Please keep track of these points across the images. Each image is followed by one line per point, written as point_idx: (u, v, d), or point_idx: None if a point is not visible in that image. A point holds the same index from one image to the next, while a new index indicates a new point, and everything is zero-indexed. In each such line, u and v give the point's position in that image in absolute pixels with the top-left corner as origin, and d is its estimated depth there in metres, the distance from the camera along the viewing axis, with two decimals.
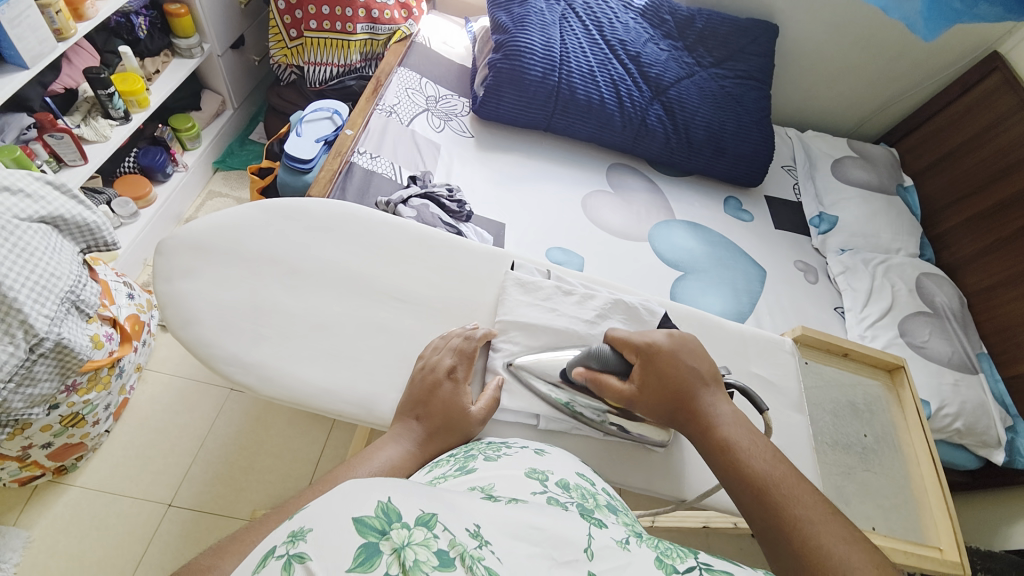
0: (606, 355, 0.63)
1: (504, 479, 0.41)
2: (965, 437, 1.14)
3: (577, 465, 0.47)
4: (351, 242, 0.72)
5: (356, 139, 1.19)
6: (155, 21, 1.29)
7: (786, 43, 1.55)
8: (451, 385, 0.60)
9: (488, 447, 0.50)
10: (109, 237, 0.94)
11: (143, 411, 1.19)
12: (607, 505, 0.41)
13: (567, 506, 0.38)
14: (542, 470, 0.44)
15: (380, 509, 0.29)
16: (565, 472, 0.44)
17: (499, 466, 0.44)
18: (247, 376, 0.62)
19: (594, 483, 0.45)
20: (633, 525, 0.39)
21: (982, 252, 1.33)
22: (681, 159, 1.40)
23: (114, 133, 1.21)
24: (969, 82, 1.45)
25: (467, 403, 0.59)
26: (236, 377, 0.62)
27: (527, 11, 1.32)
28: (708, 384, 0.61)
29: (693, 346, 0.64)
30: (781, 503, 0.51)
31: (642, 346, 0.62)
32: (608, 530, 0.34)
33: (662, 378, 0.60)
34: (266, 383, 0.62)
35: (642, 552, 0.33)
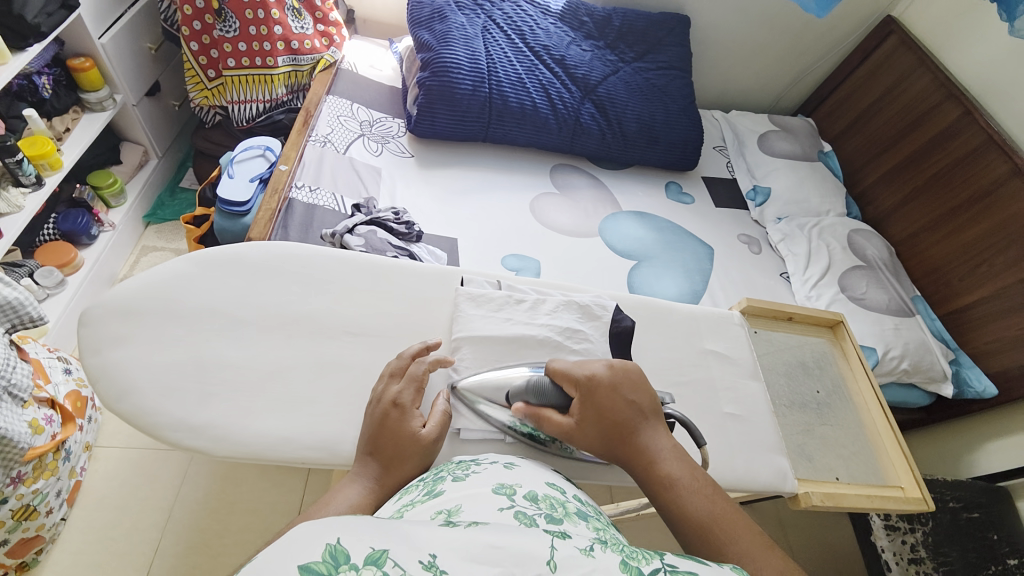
0: (545, 387, 0.63)
1: (471, 498, 0.41)
2: (913, 376, 1.22)
3: (546, 475, 0.48)
4: (296, 281, 0.71)
5: (293, 173, 1.16)
6: (59, 78, 1.22)
7: (699, 31, 1.64)
8: (398, 414, 0.58)
9: (457, 466, 0.49)
10: (35, 312, 0.88)
11: (99, 491, 1.11)
12: (576, 512, 0.41)
13: (535, 519, 0.38)
14: (509, 484, 0.44)
15: (327, 553, 0.29)
16: (534, 484, 0.44)
17: (468, 485, 0.44)
18: (199, 438, 0.59)
19: (564, 491, 0.46)
20: (604, 530, 0.40)
21: (903, 202, 1.43)
22: (618, 152, 1.45)
23: (29, 201, 1.13)
24: (868, 48, 1.57)
25: (415, 426, 0.58)
26: (185, 442, 0.59)
27: (448, 27, 1.33)
28: (648, 418, 0.60)
29: (635, 375, 0.63)
30: (723, 543, 0.51)
31: (582, 380, 0.61)
32: (571, 539, 0.34)
33: (601, 412, 0.59)
34: (220, 443, 0.59)
35: (607, 557, 0.33)
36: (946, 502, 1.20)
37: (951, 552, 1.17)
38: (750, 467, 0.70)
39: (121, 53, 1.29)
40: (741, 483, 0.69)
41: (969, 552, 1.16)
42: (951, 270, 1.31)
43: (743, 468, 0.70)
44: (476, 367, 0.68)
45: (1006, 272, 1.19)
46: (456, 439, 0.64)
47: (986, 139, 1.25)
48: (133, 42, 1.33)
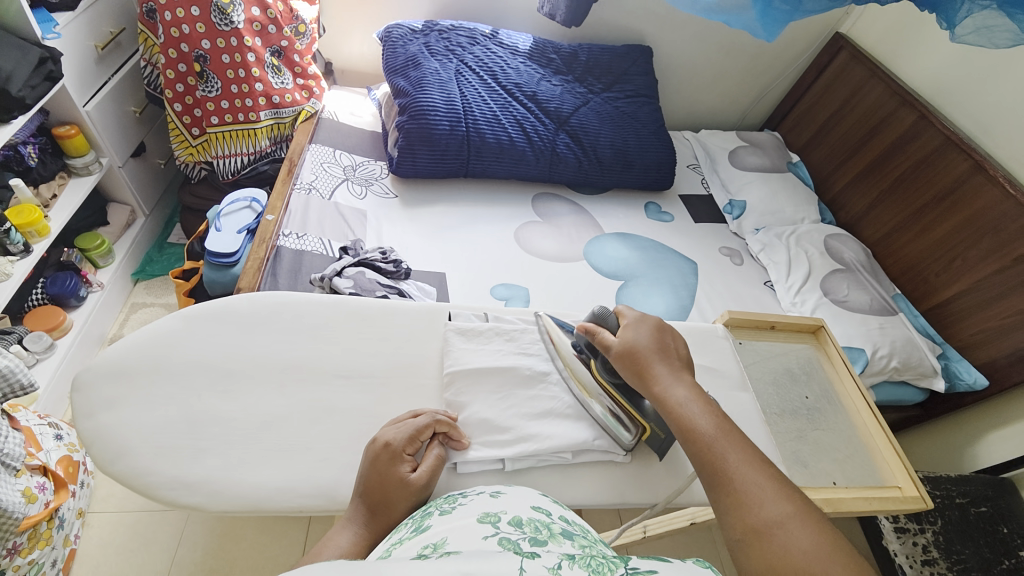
0: (607, 317, 0.71)
1: (455, 530, 0.42)
2: (904, 373, 1.24)
3: (533, 500, 0.48)
4: (286, 329, 0.72)
5: (279, 223, 1.18)
6: (45, 147, 1.24)
7: (662, 60, 1.72)
8: (387, 458, 0.57)
9: (445, 500, 0.50)
10: (25, 379, 0.88)
11: (95, 559, 1.07)
12: (560, 532, 0.42)
13: (519, 542, 0.39)
14: (495, 512, 0.45)
15: None
16: (519, 509, 0.45)
17: (454, 519, 0.44)
18: (194, 495, 0.59)
19: (550, 513, 0.46)
20: (590, 546, 0.41)
21: (872, 206, 1.49)
22: (596, 177, 1.50)
23: (17, 268, 1.13)
24: (822, 64, 1.67)
25: (404, 471, 0.57)
26: (180, 500, 0.58)
27: (423, 73, 1.38)
28: (679, 361, 0.67)
29: (674, 333, 0.71)
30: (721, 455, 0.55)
31: (637, 318, 0.70)
32: (541, 559, 0.35)
33: (643, 345, 0.66)
34: (216, 498, 0.59)
35: (574, 574, 0.34)
36: (954, 498, 1.20)
37: (964, 550, 1.18)
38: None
39: (105, 119, 1.33)
40: None
41: (983, 548, 1.18)
42: (926, 266, 1.35)
43: None
44: (470, 400, 0.69)
45: (981, 264, 1.23)
46: (453, 472, 0.64)
47: (943, 141, 1.31)
48: (118, 107, 1.37)
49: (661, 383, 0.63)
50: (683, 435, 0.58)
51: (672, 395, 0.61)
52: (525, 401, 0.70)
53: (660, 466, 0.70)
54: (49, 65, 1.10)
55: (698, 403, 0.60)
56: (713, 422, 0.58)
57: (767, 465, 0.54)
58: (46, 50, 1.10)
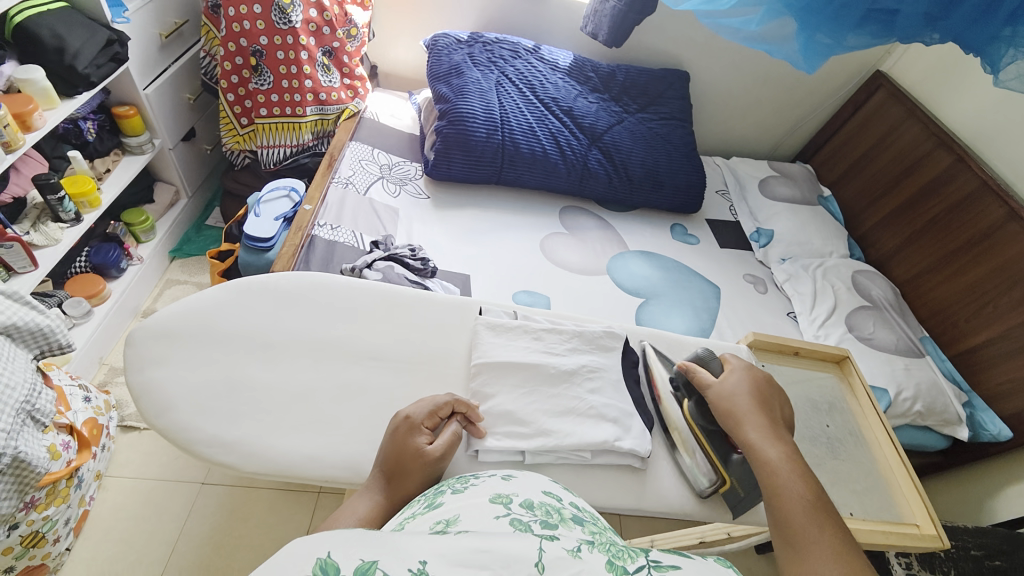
0: (709, 361, 0.74)
1: (469, 509, 0.43)
2: (927, 418, 1.21)
3: (543, 484, 0.49)
4: (321, 308, 0.74)
5: (316, 213, 1.22)
6: (103, 123, 1.32)
7: (699, 85, 1.74)
8: (405, 428, 0.60)
9: (456, 480, 0.51)
10: (63, 339, 0.92)
11: (107, 521, 1.10)
12: (571, 518, 0.44)
13: (530, 525, 0.40)
14: (506, 494, 0.46)
15: (318, 566, 0.32)
16: (530, 492, 0.46)
17: (467, 496, 0.46)
18: (230, 454, 0.61)
19: (561, 499, 0.47)
20: (599, 534, 0.43)
21: (904, 244, 1.47)
22: (625, 194, 1.52)
23: (66, 236, 1.19)
24: (859, 101, 1.67)
25: (421, 443, 0.59)
26: (216, 458, 0.61)
27: (464, 81, 1.43)
28: (777, 416, 0.67)
29: (776, 389, 0.71)
30: (800, 520, 0.54)
31: (742, 367, 0.72)
32: (560, 542, 0.37)
33: (746, 392, 0.68)
34: (248, 460, 0.61)
35: (594, 557, 0.36)
36: (970, 550, 1.15)
37: None
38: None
39: (161, 102, 1.40)
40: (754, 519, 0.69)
41: None
42: (958, 310, 1.32)
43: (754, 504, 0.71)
44: (494, 392, 0.70)
45: (1013, 312, 1.20)
46: (473, 460, 0.65)
47: (979, 185, 1.29)
48: (175, 93, 1.45)
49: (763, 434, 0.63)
50: (768, 490, 0.58)
51: (762, 448, 0.61)
52: (549, 398, 0.71)
53: (670, 477, 0.71)
54: (115, 47, 1.16)
55: (791, 465, 0.59)
56: (803, 487, 0.57)
57: (847, 545, 0.51)
58: (115, 32, 1.16)
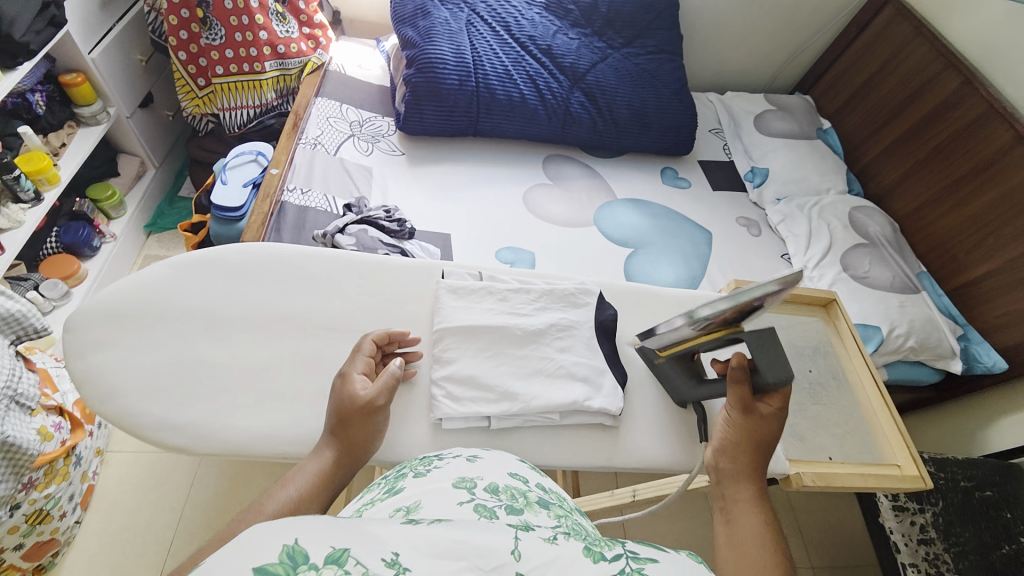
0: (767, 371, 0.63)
1: (430, 494, 0.43)
2: (920, 353, 1.19)
3: (510, 465, 0.49)
4: (276, 281, 0.71)
5: (283, 177, 1.16)
6: (53, 94, 1.23)
7: (689, 13, 1.61)
8: (338, 380, 0.60)
9: (419, 462, 0.50)
10: (39, 323, 0.89)
11: (112, 494, 1.13)
12: (537, 501, 0.44)
13: (495, 511, 0.40)
14: (470, 477, 0.45)
15: (285, 553, 0.30)
16: (495, 475, 0.46)
17: (427, 481, 0.45)
18: (181, 437, 0.60)
19: (527, 480, 0.48)
20: (564, 516, 0.43)
21: (905, 176, 1.40)
22: (611, 139, 1.44)
23: (29, 216, 1.15)
24: (864, 20, 1.54)
25: (355, 390, 0.59)
26: (167, 442, 0.60)
27: (432, 22, 1.32)
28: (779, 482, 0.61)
29: None
30: None
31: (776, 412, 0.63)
32: (536, 530, 0.36)
33: (738, 445, 0.62)
34: (202, 441, 0.60)
35: (569, 544, 0.36)
36: (959, 481, 1.16)
37: (964, 533, 1.12)
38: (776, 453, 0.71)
39: (110, 67, 1.30)
40: None
41: (983, 532, 1.13)
42: (956, 243, 1.27)
43: None
44: (456, 357, 0.68)
45: (1014, 243, 1.15)
46: (437, 429, 0.65)
47: (986, 109, 1.22)
48: (124, 55, 1.35)
49: (746, 493, 0.59)
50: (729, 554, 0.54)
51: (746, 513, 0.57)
52: (515, 360, 0.69)
53: (645, 430, 0.70)
54: (52, 10, 1.07)
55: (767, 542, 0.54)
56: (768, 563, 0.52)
57: None
58: None
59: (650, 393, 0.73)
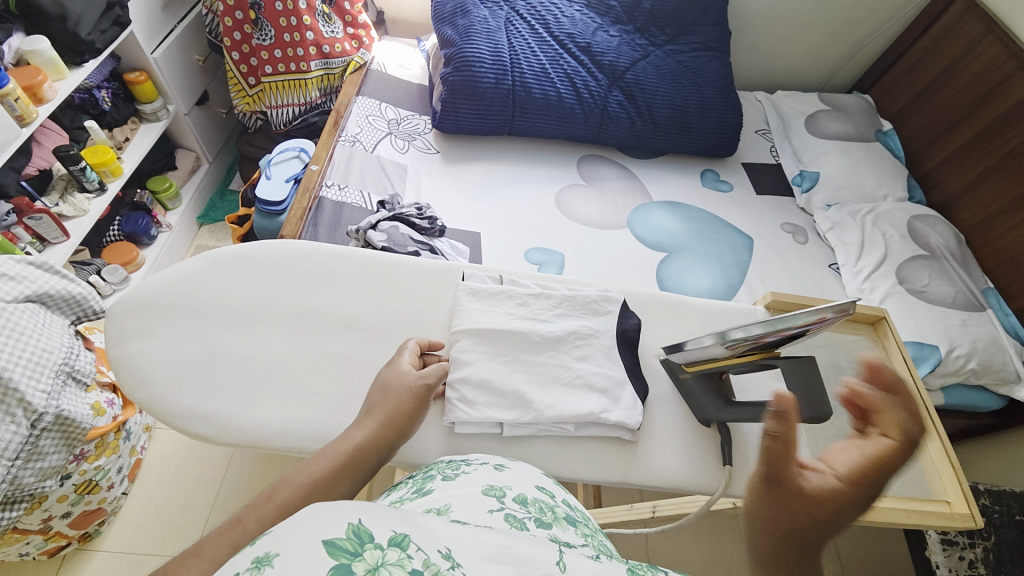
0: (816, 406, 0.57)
1: (461, 498, 0.42)
2: (981, 377, 1.09)
3: (537, 478, 0.49)
4: (303, 277, 0.74)
5: (323, 173, 1.20)
6: (117, 91, 1.32)
7: (738, 8, 1.54)
8: (388, 366, 0.63)
9: (447, 466, 0.50)
10: (97, 305, 0.96)
11: (157, 469, 1.21)
12: (564, 517, 0.43)
13: (525, 522, 0.40)
14: (499, 486, 0.45)
15: (352, 530, 0.30)
16: (524, 487, 0.46)
17: (457, 485, 0.45)
18: (204, 425, 0.63)
19: (553, 495, 0.47)
20: (591, 535, 0.43)
21: (973, 184, 1.28)
22: (649, 139, 1.40)
23: (93, 206, 1.25)
24: (933, 14, 1.43)
25: (403, 368, 0.62)
26: (192, 429, 0.63)
27: (471, 21, 1.32)
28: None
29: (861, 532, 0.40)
30: None
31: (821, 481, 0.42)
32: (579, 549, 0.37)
33: (774, 525, 0.39)
34: (223, 431, 0.63)
35: (612, 563, 0.36)
36: (1015, 516, 1.05)
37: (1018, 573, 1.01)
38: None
39: (172, 66, 1.39)
40: None
41: None
42: None
43: None
44: (472, 361, 0.68)
45: None
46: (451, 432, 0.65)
47: None
48: (184, 55, 1.43)
49: None
50: None
51: None
52: (531, 366, 0.68)
53: (666, 447, 0.68)
54: (116, 11, 1.14)
55: None
56: None
57: None
58: None
59: (670, 408, 0.70)
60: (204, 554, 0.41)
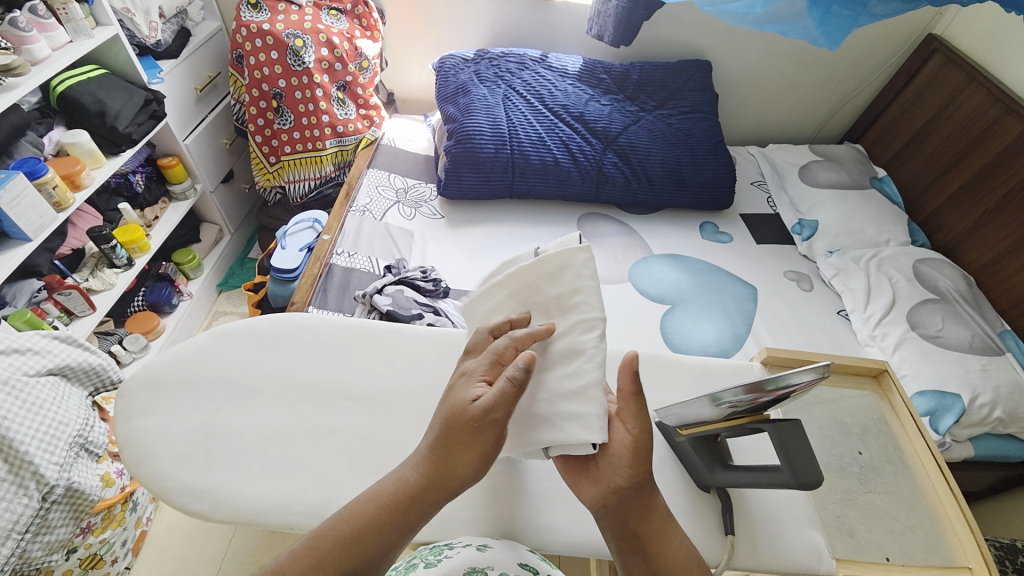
0: (807, 471, 0.56)
1: None
2: (1010, 426, 1.04)
3: (516, 555, 0.61)
4: (303, 348, 0.77)
5: (334, 241, 1.27)
6: (150, 175, 1.45)
7: (722, 73, 1.64)
8: (462, 382, 0.53)
9: (431, 551, 0.63)
10: (115, 375, 1.00)
11: (161, 541, 1.20)
12: None
13: None
14: (481, 568, 0.58)
15: None
16: (504, 566, 0.58)
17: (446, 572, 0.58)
18: (200, 502, 0.64)
19: (530, 572, 0.59)
20: None
21: (974, 227, 1.29)
22: (646, 196, 1.45)
23: (120, 279, 1.33)
24: (912, 69, 1.51)
25: (469, 397, 0.51)
26: (188, 506, 0.64)
27: (471, 99, 1.44)
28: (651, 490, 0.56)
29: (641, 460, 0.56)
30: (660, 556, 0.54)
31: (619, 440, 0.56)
32: None
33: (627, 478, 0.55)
34: (218, 507, 0.64)
35: None
36: None
37: None
38: (822, 551, 0.64)
39: (201, 150, 1.52)
40: (765, 562, 0.63)
41: None
42: None
43: (765, 539, 0.64)
44: None
45: None
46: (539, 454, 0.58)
47: None
48: (212, 139, 1.57)
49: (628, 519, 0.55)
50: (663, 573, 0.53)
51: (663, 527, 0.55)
52: None
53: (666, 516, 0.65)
54: (153, 106, 1.29)
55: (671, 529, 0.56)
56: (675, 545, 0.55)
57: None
58: (152, 93, 1.29)
59: (669, 473, 0.68)
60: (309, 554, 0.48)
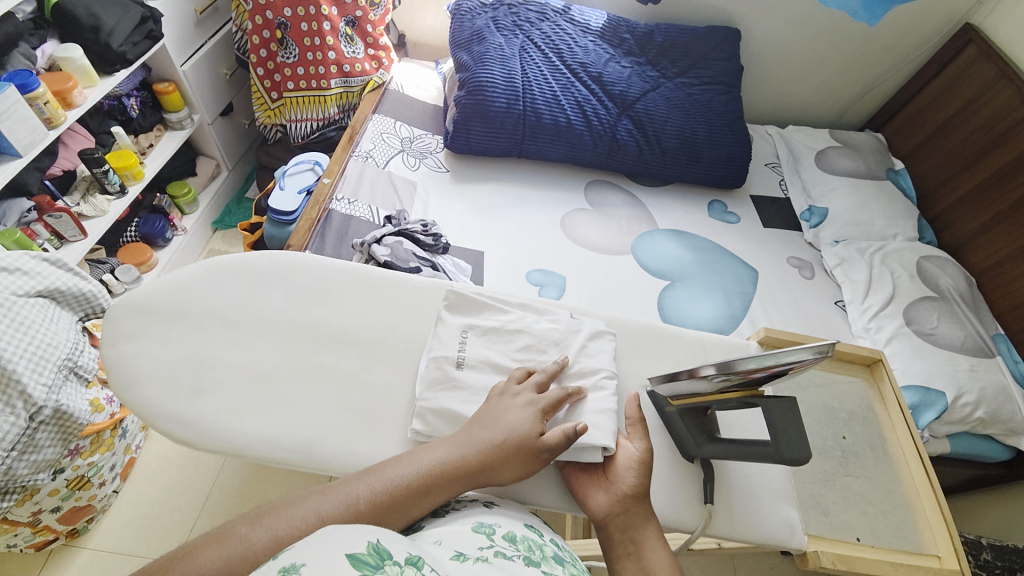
0: (794, 448, 0.57)
1: (453, 535, 0.47)
2: (989, 426, 1.06)
3: (524, 519, 0.54)
4: (296, 288, 0.75)
5: (334, 186, 1.23)
6: (145, 100, 1.39)
7: (751, 44, 1.57)
8: (519, 410, 0.62)
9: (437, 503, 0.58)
10: (105, 303, 0.99)
11: (150, 468, 1.22)
12: (552, 556, 0.45)
13: (513, 558, 0.43)
14: (490, 524, 0.50)
15: (371, 547, 0.35)
16: (513, 526, 0.50)
17: (452, 522, 0.51)
18: (187, 430, 0.64)
19: (541, 534, 0.51)
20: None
21: (983, 229, 1.27)
22: (657, 168, 1.41)
23: (112, 207, 1.29)
24: (945, 59, 1.44)
25: (536, 433, 0.60)
26: (175, 433, 0.64)
27: (486, 48, 1.36)
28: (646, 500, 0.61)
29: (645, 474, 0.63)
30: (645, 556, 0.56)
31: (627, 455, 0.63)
32: None
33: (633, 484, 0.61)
34: (205, 437, 0.64)
35: None
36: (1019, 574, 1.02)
37: None
38: (795, 526, 0.66)
39: (199, 78, 1.45)
40: (739, 532, 0.65)
41: None
42: None
43: (741, 511, 0.66)
44: (466, 381, 0.68)
45: None
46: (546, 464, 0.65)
47: None
48: (212, 68, 1.50)
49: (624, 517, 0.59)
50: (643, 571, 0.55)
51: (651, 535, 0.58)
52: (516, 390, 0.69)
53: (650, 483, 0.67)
54: (149, 25, 1.21)
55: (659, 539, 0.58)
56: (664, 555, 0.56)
57: None
58: (149, 9, 1.20)
59: (654, 441, 0.69)
60: (323, 495, 0.52)
